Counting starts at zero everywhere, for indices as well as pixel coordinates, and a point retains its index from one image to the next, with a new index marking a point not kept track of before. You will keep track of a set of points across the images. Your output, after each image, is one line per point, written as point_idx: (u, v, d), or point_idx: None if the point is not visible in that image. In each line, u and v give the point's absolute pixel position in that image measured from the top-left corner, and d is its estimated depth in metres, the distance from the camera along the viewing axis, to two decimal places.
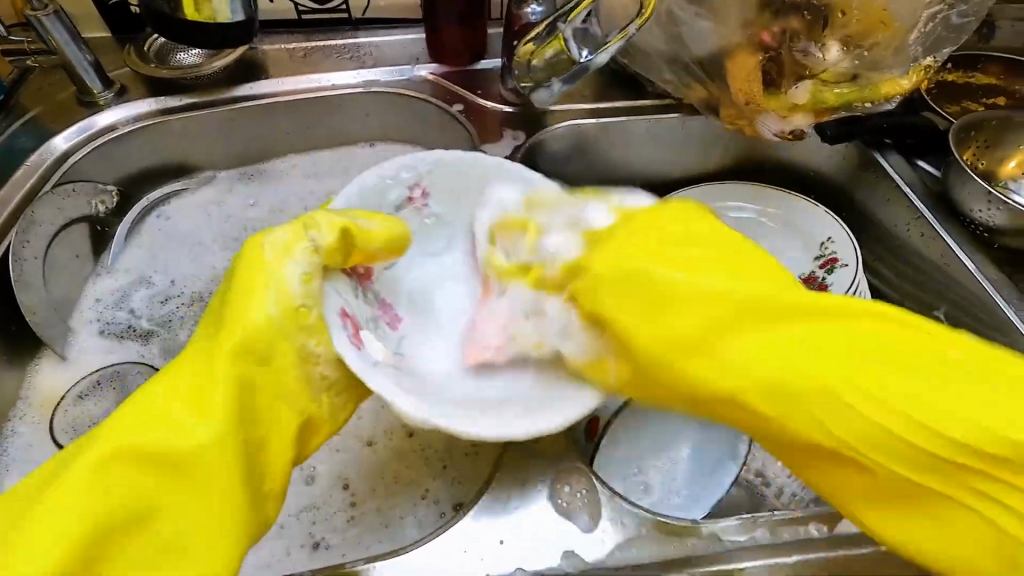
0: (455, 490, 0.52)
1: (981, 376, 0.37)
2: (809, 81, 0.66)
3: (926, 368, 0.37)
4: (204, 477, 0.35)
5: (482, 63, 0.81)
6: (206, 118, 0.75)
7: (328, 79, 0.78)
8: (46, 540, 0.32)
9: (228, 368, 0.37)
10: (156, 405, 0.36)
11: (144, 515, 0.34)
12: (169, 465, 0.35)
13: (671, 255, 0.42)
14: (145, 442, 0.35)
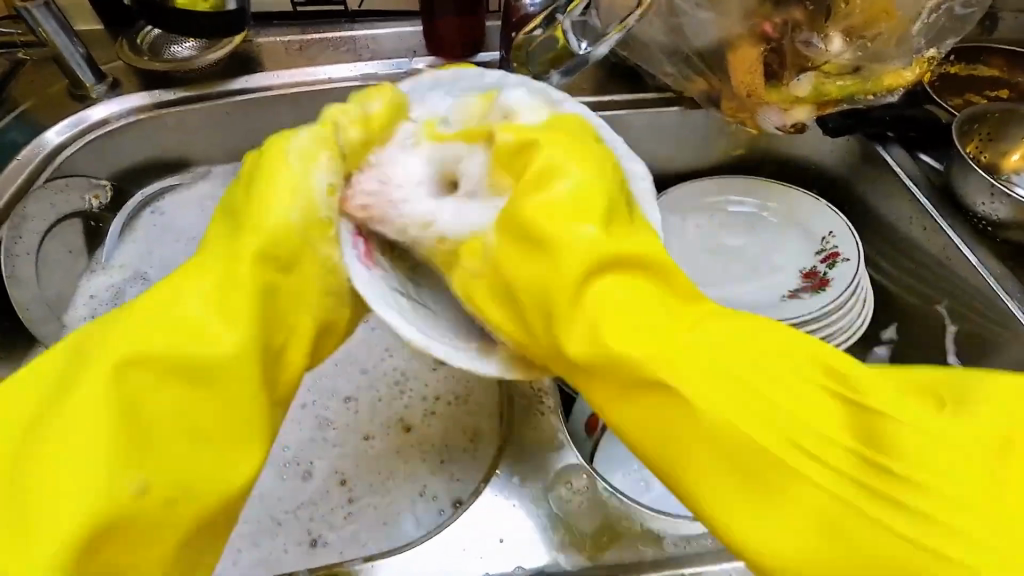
0: (454, 487, 0.52)
1: (977, 409, 0.32)
2: (812, 73, 0.65)
3: (893, 393, 0.33)
4: (227, 384, 0.35)
5: (481, 56, 0.80)
6: (201, 112, 0.74)
7: (324, 73, 0.77)
8: (77, 442, 0.32)
9: (247, 279, 0.37)
10: (177, 305, 0.36)
11: (169, 424, 0.34)
12: (199, 377, 0.35)
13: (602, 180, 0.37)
14: (169, 335, 0.35)
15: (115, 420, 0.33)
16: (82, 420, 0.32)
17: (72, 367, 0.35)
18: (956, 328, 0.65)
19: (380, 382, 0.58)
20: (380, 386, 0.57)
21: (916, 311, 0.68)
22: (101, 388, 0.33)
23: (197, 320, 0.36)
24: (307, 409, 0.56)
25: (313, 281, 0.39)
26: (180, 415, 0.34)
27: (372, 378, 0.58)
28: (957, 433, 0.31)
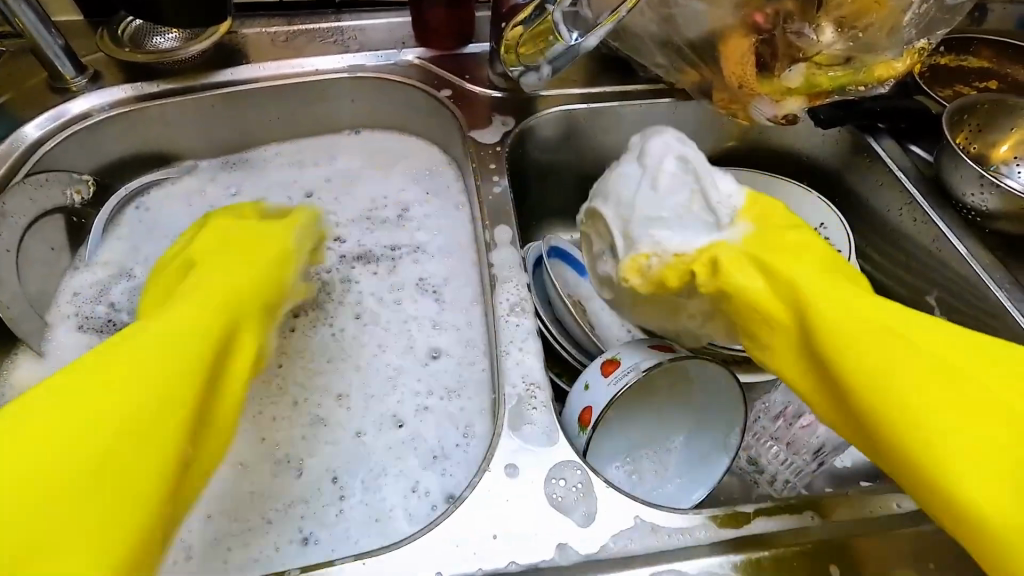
0: (447, 481, 0.51)
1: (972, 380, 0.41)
2: (803, 64, 0.65)
3: (926, 354, 0.42)
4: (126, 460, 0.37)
5: (470, 47, 0.79)
6: (186, 104, 0.72)
7: (312, 64, 0.76)
8: (108, 384, 0.39)
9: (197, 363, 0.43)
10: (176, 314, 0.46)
11: (116, 412, 0.38)
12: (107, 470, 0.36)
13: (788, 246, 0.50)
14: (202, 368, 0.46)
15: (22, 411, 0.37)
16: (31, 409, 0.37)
17: (112, 377, 0.39)
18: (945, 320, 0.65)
19: (373, 376, 0.58)
20: (370, 380, 0.57)
21: (906, 301, 0.69)
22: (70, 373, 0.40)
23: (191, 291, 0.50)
24: (299, 405, 0.56)
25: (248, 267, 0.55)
26: (82, 401, 0.38)
27: (365, 372, 0.58)
28: (949, 388, 0.41)
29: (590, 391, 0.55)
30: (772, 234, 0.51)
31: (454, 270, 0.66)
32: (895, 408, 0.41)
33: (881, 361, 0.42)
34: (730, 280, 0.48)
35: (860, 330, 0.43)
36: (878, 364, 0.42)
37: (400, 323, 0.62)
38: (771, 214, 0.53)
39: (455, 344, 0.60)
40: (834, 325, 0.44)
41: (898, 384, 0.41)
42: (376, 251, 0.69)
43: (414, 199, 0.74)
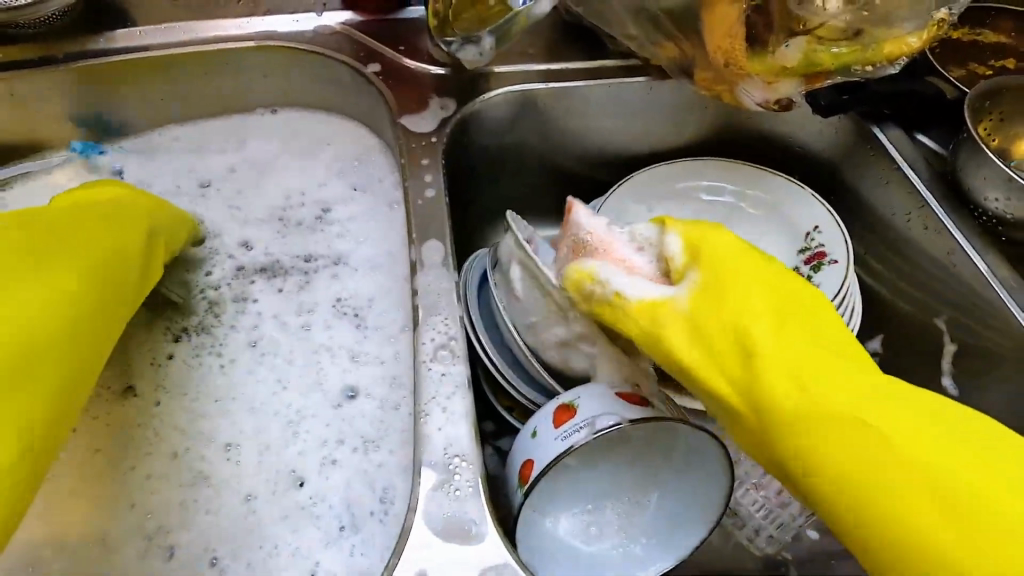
0: (355, 562, 0.42)
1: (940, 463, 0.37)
2: (803, 38, 0.54)
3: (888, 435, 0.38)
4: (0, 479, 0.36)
5: (407, 12, 0.66)
6: (47, 79, 0.58)
7: (211, 31, 0.62)
8: None
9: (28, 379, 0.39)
10: None
11: None
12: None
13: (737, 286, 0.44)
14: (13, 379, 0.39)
15: None
16: None
17: None
18: (956, 346, 0.57)
19: (273, 425, 0.48)
20: (269, 433, 0.47)
21: (909, 318, 0.60)
22: None
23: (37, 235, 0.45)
24: (179, 460, 0.46)
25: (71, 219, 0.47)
26: None
27: (260, 417, 0.48)
28: (907, 477, 0.37)
29: (535, 441, 0.45)
30: (729, 272, 0.45)
31: (383, 287, 0.55)
32: (832, 476, 0.39)
33: (837, 454, 0.39)
34: (670, 342, 0.43)
35: (798, 404, 0.40)
36: (833, 453, 0.39)
37: (307, 353, 0.51)
38: (715, 249, 0.46)
39: (377, 383, 0.49)
40: (771, 399, 0.40)
41: (862, 468, 0.38)
42: (289, 262, 0.57)
43: (339, 194, 0.62)
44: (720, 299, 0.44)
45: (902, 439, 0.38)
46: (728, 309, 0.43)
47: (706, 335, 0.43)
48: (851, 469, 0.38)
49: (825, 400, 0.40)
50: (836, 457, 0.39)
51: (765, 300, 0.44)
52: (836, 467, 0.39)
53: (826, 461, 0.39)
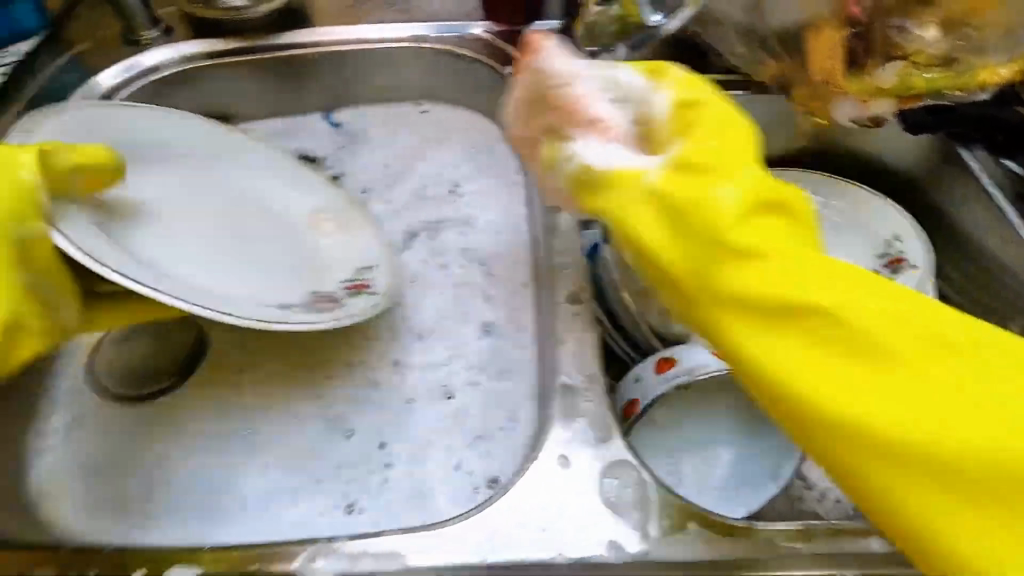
0: (490, 464, 0.51)
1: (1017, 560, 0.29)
2: (900, 62, 0.61)
3: (933, 497, 0.31)
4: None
5: (538, 24, 0.77)
6: (251, 64, 0.72)
7: (378, 31, 0.75)
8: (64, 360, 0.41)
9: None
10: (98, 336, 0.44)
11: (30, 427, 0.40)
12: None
13: (820, 267, 0.34)
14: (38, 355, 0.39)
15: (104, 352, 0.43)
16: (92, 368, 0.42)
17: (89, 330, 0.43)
18: None
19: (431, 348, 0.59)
20: (426, 352, 0.58)
21: None
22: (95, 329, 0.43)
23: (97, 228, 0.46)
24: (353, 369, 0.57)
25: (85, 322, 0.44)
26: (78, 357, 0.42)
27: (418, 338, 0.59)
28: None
29: (641, 384, 0.54)
30: (805, 253, 0.35)
31: (504, 248, 0.65)
32: (911, 528, 0.32)
33: (919, 498, 0.31)
34: (732, 334, 0.35)
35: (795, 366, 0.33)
36: (941, 504, 0.31)
37: (454, 289, 0.63)
38: (757, 214, 0.36)
39: (509, 322, 0.60)
40: (749, 333, 0.34)
41: (908, 510, 0.32)
42: (418, 229, 0.69)
43: (468, 174, 0.73)
44: (775, 276, 0.34)
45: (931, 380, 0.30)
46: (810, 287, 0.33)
47: (728, 312, 0.35)
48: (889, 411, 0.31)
49: (907, 449, 0.31)
50: (950, 508, 0.30)
51: (840, 286, 0.34)
52: (980, 537, 0.30)
53: (913, 494, 0.31)
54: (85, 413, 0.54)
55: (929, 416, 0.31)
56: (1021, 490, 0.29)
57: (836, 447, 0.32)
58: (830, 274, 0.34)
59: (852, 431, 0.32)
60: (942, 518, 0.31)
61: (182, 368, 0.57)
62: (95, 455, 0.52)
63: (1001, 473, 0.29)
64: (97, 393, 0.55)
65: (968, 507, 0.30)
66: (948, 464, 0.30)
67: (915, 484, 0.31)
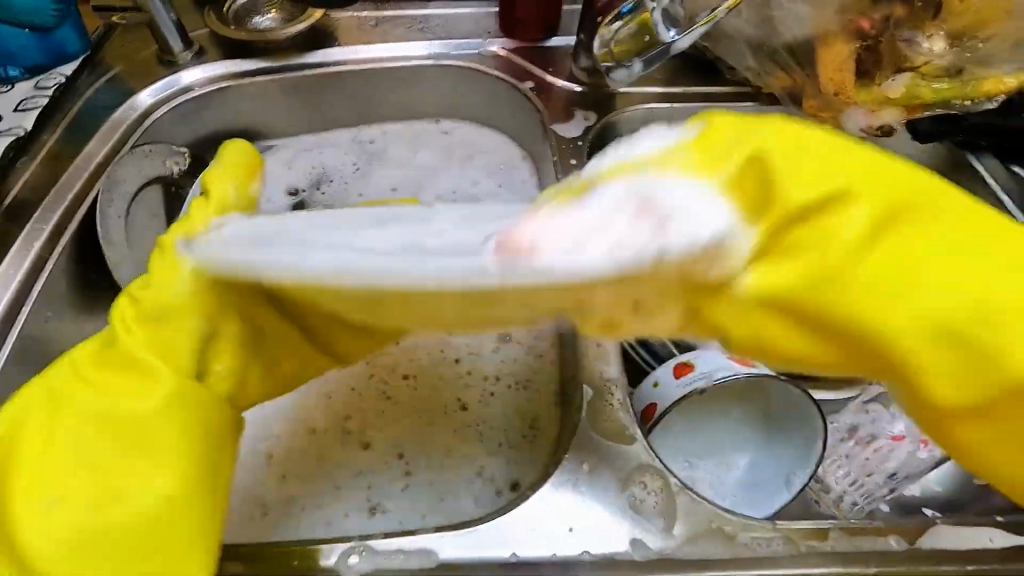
0: (510, 469, 0.52)
1: (931, 277, 0.29)
2: (909, 74, 0.63)
3: (872, 284, 0.30)
4: (162, 427, 0.37)
5: (554, 40, 0.79)
6: (279, 84, 0.75)
7: (400, 50, 0.78)
8: (145, 420, 0.37)
9: (192, 335, 0.39)
10: (167, 292, 0.38)
11: (85, 429, 0.36)
12: (133, 427, 0.37)
13: (726, 148, 0.31)
14: (166, 312, 0.38)
15: (168, 345, 0.38)
16: (186, 396, 0.38)
17: (184, 369, 0.39)
18: None
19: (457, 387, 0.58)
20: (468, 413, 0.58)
21: None
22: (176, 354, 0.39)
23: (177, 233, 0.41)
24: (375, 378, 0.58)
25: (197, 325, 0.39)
26: (118, 386, 0.38)
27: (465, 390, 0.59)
28: (1009, 301, 0.29)
29: (659, 390, 0.55)
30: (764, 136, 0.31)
31: None
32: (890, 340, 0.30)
33: (885, 300, 0.30)
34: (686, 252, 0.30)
35: (839, 262, 0.30)
36: (968, 306, 0.29)
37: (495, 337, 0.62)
38: (718, 151, 0.31)
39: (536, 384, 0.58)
40: (861, 290, 0.30)
41: (892, 315, 0.30)
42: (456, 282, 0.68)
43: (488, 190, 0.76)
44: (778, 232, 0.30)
45: (902, 260, 0.30)
46: (717, 185, 0.30)
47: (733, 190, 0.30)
48: (903, 318, 0.30)
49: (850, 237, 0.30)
50: (902, 284, 0.30)
51: (765, 139, 0.31)
52: (913, 323, 0.30)
53: (921, 323, 0.30)
54: None
55: (930, 266, 0.29)
56: (914, 313, 0.30)
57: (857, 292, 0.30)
58: (739, 129, 0.31)
59: (875, 296, 0.30)
60: (945, 268, 0.29)
61: None
62: None
63: (960, 253, 0.29)
64: None
65: (879, 204, 0.30)
66: (899, 257, 0.30)
67: (872, 252, 0.30)
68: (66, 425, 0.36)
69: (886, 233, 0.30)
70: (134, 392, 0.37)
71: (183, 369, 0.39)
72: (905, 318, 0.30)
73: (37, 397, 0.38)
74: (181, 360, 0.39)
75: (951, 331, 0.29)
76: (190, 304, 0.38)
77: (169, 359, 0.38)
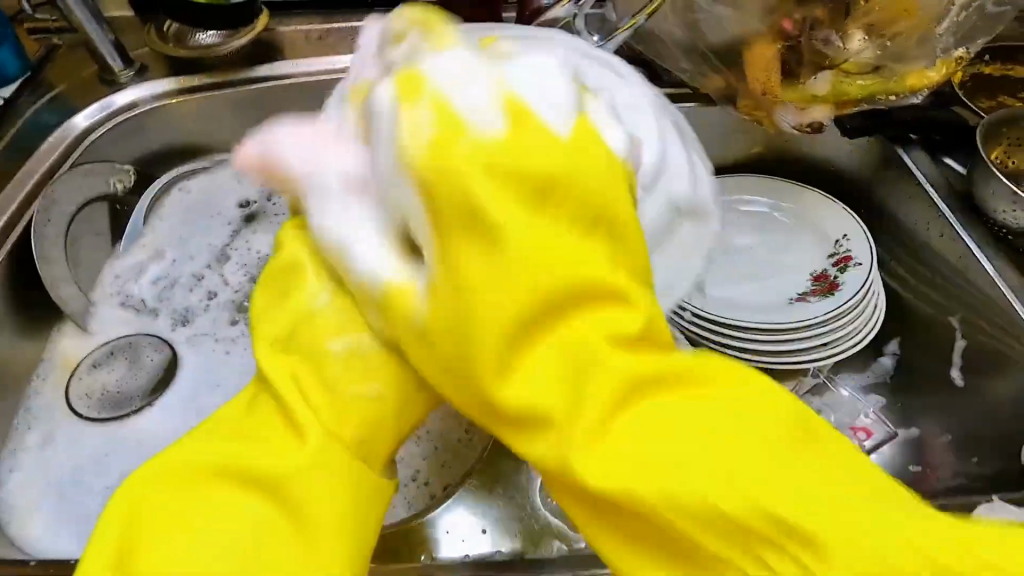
0: (446, 473, 0.51)
1: (546, 320, 0.29)
2: (829, 72, 0.64)
3: (497, 290, 0.28)
4: (303, 492, 0.31)
5: None
6: (221, 99, 0.75)
7: (342, 61, 0.78)
8: (250, 511, 0.31)
9: (308, 400, 0.33)
10: (308, 327, 0.35)
11: (229, 520, 0.30)
12: (256, 480, 0.31)
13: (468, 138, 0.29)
14: (305, 351, 0.34)
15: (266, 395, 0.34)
16: (218, 457, 0.32)
17: (246, 428, 0.33)
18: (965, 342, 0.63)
19: None
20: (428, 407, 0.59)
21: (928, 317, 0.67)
22: (214, 428, 0.34)
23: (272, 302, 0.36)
24: None
25: (262, 393, 0.35)
26: (259, 446, 0.32)
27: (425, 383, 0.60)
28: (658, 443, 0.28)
29: None
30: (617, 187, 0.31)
31: None
32: (436, 325, 0.30)
33: (490, 289, 0.28)
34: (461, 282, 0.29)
35: (534, 195, 0.29)
36: (486, 281, 0.29)
37: None
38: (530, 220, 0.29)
39: None
40: (473, 289, 0.29)
41: (477, 341, 0.29)
42: None
43: None
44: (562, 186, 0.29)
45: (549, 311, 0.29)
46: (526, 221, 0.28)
47: (501, 225, 0.28)
48: (486, 321, 0.28)
49: (553, 252, 0.29)
50: (545, 263, 0.29)
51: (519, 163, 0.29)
52: (543, 395, 0.29)
53: (453, 337, 0.29)
54: (58, 433, 0.58)
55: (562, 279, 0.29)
56: (498, 312, 0.28)
57: (485, 322, 0.29)
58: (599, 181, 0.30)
59: (494, 301, 0.28)
60: (544, 271, 0.28)
61: (155, 387, 0.60)
62: (71, 470, 0.56)
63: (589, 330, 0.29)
64: (72, 414, 0.59)
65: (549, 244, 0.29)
66: (525, 268, 0.28)
67: (498, 288, 0.28)
68: (222, 494, 0.31)
69: (566, 282, 0.29)
70: (282, 448, 0.32)
71: (232, 437, 0.33)
72: (494, 319, 0.28)
73: (145, 498, 0.31)
74: (255, 415, 0.34)
75: (465, 330, 0.29)
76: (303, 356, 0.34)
77: (259, 419, 0.34)
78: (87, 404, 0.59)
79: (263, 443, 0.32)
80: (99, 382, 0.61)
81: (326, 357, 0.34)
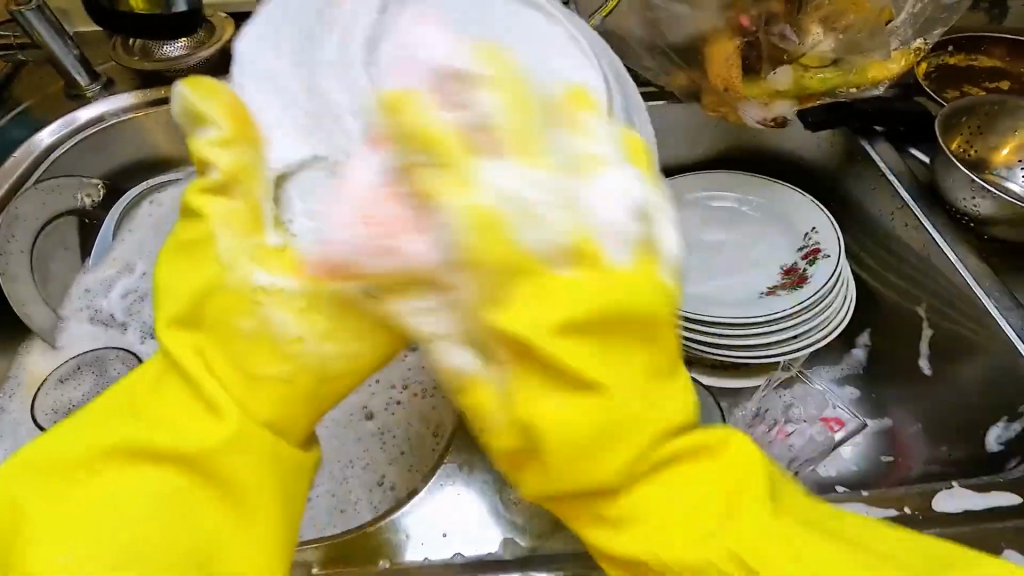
0: (411, 477, 0.52)
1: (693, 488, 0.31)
2: (788, 67, 0.64)
3: (639, 450, 0.30)
4: (227, 471, 0.31)
5: None
6: None
7: None
8: (138, 499, 0.31)
9: (196, 358, 0.33)
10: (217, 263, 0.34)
11: (119, 521, 0.30)
12: (158, 454, 0.31)
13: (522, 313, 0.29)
14: (192, 317, 0.34)
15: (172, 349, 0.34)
16: (105, 420, 0.32)
17: (145, 395, 0.33)
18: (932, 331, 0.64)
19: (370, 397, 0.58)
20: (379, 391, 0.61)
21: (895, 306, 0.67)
22: (145, 379, 0.34)
23: (183, 284, 0.34)
24: None
25: (174, 357, 0.34)
26: (163, 409, 0.32)
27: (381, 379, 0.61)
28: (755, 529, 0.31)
29: None
30: (639, 425, 0.30)
31: None
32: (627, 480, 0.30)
33: (630, 398, 0.30)
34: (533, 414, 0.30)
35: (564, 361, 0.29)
36: (638, 467, 0.30)
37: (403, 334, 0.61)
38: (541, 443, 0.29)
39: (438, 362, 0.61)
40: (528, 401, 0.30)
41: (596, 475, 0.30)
42: None
43: None
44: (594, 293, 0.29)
45: (618, 522, 0.31)
46: (619, 397, 0.29)
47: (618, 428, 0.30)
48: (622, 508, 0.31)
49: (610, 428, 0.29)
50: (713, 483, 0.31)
51: (557, 308, 0.29)
52: (649, 530, 0.31)
53: (569, 444, 0.29)
54: None
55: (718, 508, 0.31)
56: (617, 468, 0.30)
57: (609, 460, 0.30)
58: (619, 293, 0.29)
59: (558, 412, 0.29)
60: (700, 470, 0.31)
61: None
62: None
63: (713, 465, 0.32)
64: (39, 429, 0.59)
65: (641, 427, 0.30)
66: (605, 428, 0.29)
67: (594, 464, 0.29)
68: (110, 470, 0.31)
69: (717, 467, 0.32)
70: (185, 425, 0.32)
71: (131, 404, 0.33)
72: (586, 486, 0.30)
73: (45, 472, 0.32)
74: (170, 377, 0.34)
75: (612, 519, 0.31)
76: (222, 325, 0.33)
77: (145, 386, 0.34)
78: (56, 419, 0.59)
79: (159, 407, 0.33)
80: (66, 399, 0.60)
81: (218, 329, 0.33)
